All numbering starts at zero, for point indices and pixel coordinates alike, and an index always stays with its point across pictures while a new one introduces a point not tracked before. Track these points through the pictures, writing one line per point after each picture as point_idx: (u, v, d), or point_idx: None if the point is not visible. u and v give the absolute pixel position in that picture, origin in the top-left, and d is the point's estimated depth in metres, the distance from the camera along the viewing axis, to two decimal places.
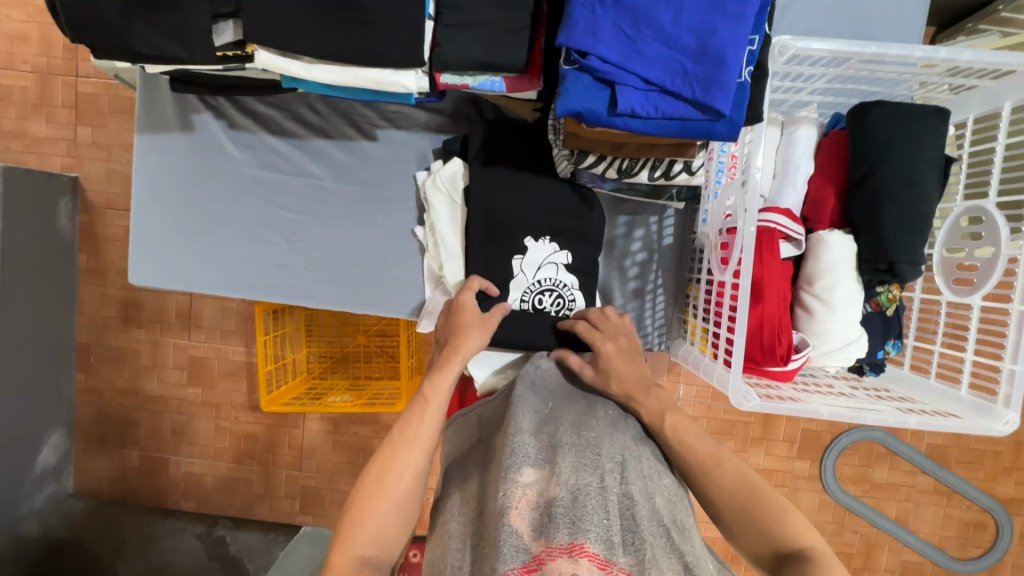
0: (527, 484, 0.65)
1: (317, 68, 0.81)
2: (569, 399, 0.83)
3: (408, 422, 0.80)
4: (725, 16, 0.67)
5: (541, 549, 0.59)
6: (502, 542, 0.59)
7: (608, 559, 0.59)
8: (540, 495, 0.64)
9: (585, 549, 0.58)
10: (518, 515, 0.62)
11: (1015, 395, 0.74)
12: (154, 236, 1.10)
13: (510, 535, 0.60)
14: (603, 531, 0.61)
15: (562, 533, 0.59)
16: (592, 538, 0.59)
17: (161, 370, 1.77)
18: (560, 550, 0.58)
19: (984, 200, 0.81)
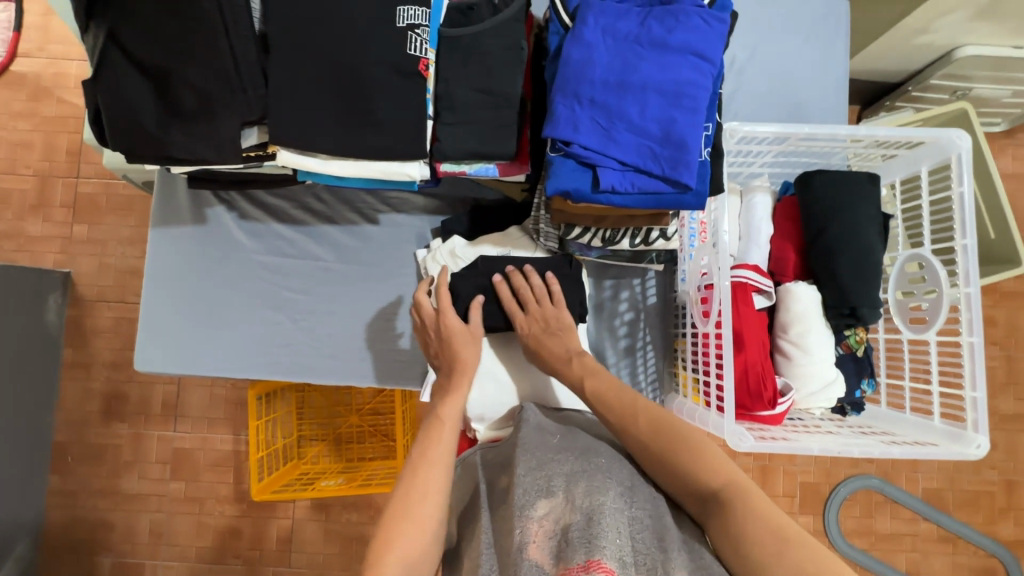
0: (541, 514, 0.67)
1: (331, 163, 0.91)
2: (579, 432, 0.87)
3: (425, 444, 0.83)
4: (683, 109, 0.80)
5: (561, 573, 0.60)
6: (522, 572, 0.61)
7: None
8: (554, 522, 0.66)
9: (602, 565, 0.58)
10: (535, 547, 0.64)
11: (982, 420, 0.82)
12: (158, 323, 1.14)
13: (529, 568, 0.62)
14: (617, 549, 0.61)
15: (578, 555, 0.60)
16: (609, 555, 0.59)
17: (142, 466, 1.71)
18: (577, 568, 0.58)
19: (920, 248, 0.93)
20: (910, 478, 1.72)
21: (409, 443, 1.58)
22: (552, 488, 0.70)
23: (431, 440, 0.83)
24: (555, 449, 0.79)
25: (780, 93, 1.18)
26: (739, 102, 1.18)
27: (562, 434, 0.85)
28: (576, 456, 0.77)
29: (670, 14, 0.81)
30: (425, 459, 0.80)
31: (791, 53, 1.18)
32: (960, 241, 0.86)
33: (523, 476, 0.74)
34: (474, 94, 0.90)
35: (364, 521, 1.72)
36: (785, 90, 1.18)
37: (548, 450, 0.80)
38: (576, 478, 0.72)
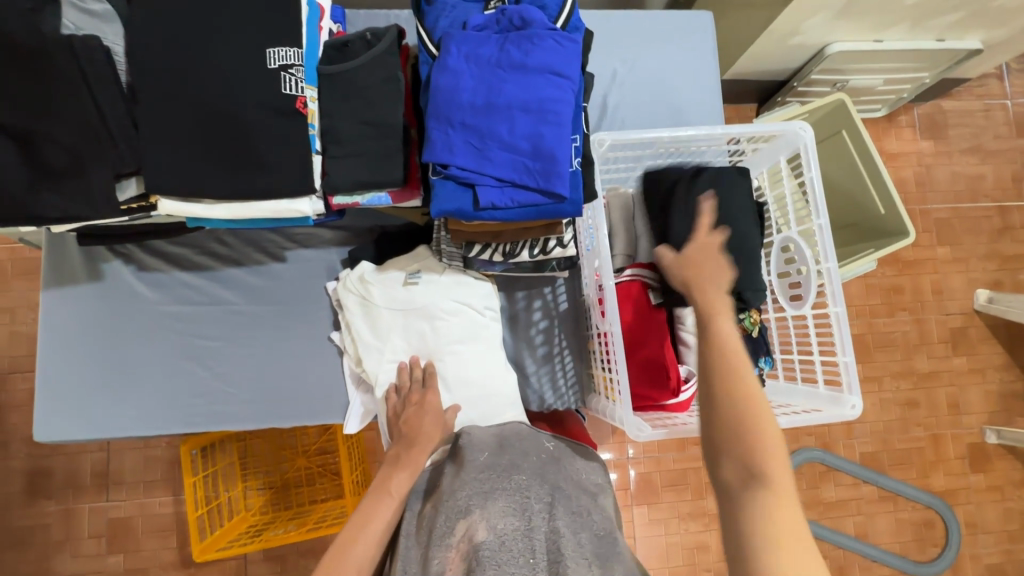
0: (458, 538, 0.71)
1: (217, 207, 0.91)
2: (511, 442, 0.86)
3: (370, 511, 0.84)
4: (548, 124, 0.85)
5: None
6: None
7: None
8: (470, 544, 0.70)
9: None
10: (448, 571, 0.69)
11: (854, 382, 0.89)
12: (62, 390, 1.09)
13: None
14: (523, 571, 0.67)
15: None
16: None
17: (75, 543, 1.61)
18: None
19: (789, 231, 1.01)
20: (849, 445, 1.83)
21: (359, 478, 1.55)
22: (469, 510, 0.72)
23: (388, 487, 0.88)
24: (479, 467, 0.79)
25: (660, 98, 1.26)
26: (624, 112, 1.26)
27: (494, 450, 0.83)
28: (498, 473, 0.78)
29: (525, 38, 0.86)
30: (377, 502, 0.85)
31: (666, 61, 1.27)
32: (817, 221, 0.94)
33: (445, 500, 0.75)
34: (357, 127, 0.93)
35: None
36: (664, 97, 1.26)
37: (474, 467, 0.79)
38: (494, 496, 0.74)
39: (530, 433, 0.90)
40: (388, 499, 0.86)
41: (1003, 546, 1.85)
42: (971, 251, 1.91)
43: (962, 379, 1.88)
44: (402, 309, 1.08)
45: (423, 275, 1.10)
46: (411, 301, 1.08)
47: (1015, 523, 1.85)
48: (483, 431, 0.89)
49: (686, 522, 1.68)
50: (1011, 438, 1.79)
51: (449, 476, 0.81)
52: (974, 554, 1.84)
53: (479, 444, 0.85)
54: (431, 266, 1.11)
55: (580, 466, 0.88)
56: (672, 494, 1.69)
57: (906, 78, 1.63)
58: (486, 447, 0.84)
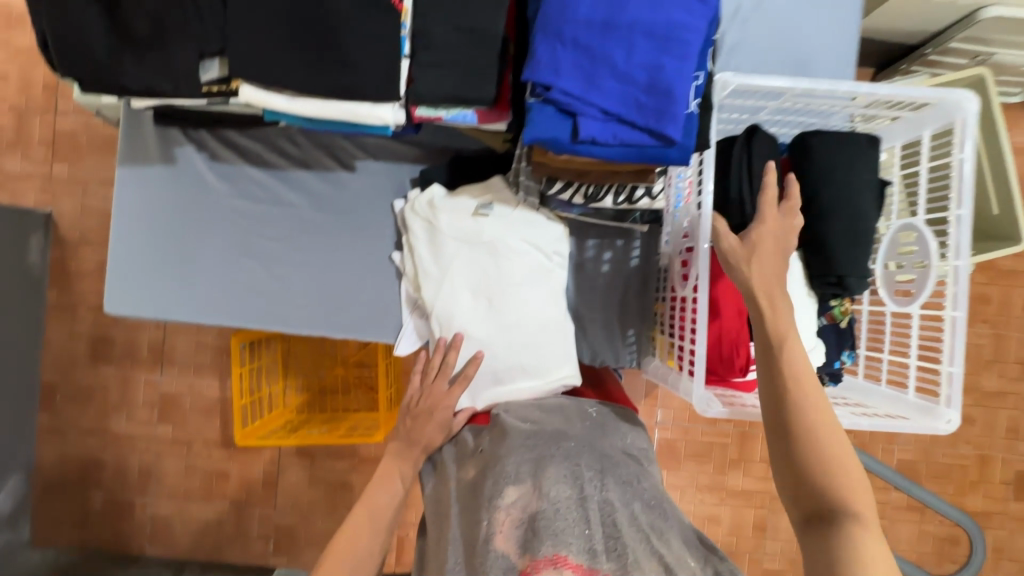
0: (510, 504, 0.66)
1: (298, 101, 0.86)
2: (549, 414, 0.86)
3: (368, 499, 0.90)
4: (672, 55, 0.74)
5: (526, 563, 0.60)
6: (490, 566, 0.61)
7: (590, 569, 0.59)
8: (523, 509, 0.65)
9: (567, 560, 0.58)
10: (503, 538, 0.63)
11: (955, 396, 0.80)
12: (130, 267, 1.11)
13: (498, 560, 0.62)
14: (584, 542, 0.61)
15: (545, 546, 0.59)
16: (575, 550, 0.59)
17: (130, 407, 1.73)
18: (544, 563, 0.58)
19: (914, 218, 0.89)
20: (888, 449, 1.74)
21: (391, 395, 1.59)
22: (520, 476, 0.69)
23: (389, 473, 0.93)
24: (523, 435, 0.77)
25: (785, 44, 1.10)
26: (740, 54, 1.10)
27: (530, 419, 0.84)
28: (543, 441, 0.75)
29: None
30: (380, 488, 0.91)
31: (800, 1, 1.10)
32: (955, 212, 0.82)
33: (492, 467, 0.73)
34: (452, 31, 0.84)
35: (349, 468, 1.75)
36: (788, 43, 1.10)
37: (519, 437, 0.77)
38: (544, 463, 0.70)
39: (571, 404, 0.90)
40: (390, 488, 0.91)
41: None
42: None
43: None
44: (468, 240, 1.04)
45: (495, 208, 1.04)
46: (478, 234, 1.03)
47: None
48: (515, 405, 0.92)
49: (703, 493, 1.67)
50: None
51: (492, 446, 0.79)
52: None
53: (517, 413, 0.87)
54: (505, 199, 1.05)
55: (624, 431, 0.86)
56: (694, 464, 1.67)
57: None
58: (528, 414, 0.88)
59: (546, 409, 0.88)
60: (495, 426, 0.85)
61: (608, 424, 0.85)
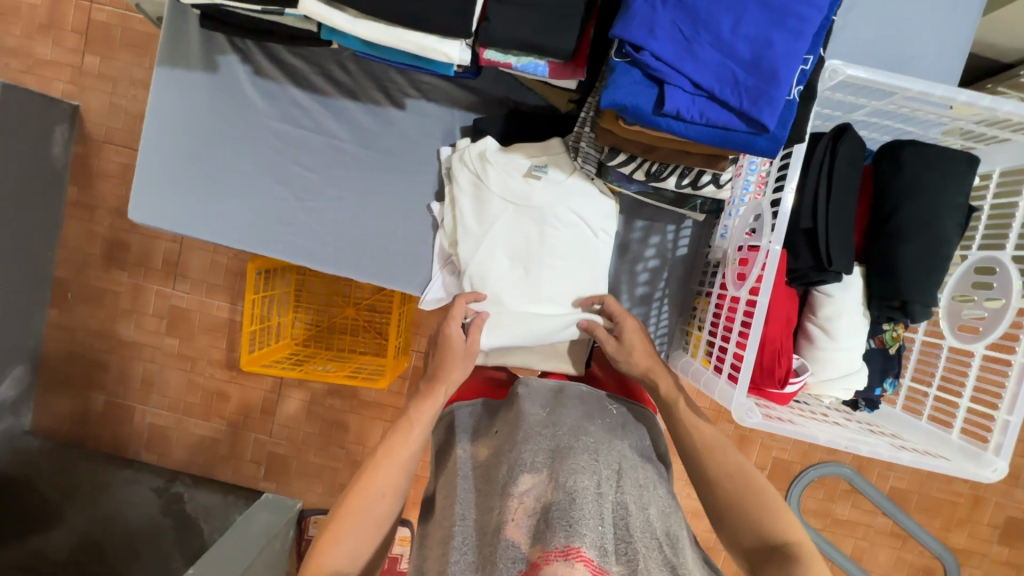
0: (524, 491, 0.62)
1: (361, 23, 0.79)
2: (571, 400, 0.79)
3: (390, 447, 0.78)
4: (783, 31, 0.67)
5: (537, 555, 0.55)
6: (497, 553, 0.57)
7: (602, 566, 0.54)
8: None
9: (581, 553, 0.53)
10: (514, 525, 0.59)
11: (1006, 446, 0.76)
12: (159, 174, 1.06)
13: (506, 547, 0.57)
14: (598, 537, 0.56)
15: (557, 538, 0.55)
16: (588, 543, 0.55)
17: (139, 316, 1.72)
18: (555, 554, 0.53)
19: (1000, 252, 0.83)
20: (884, 475, 1.72)
21: (400, 346, 1.56)
22: (536, 464, 0.65)
23: (410, 422, 0.81)
24: (540, 422, 0.72)
25: (888, 38, 1.00)
26: (837, 45, 1.01)
27: (551, 405, 0.77)
28: (564, 432, 0.70)
29: None
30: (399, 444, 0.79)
31: None
32: None
33: (506, 451, 0.69)
34: None
35: (346, 409, 1.75)
36: (892, 40, 1.00)
37: (537, 423, 0.71)
38: (563, 456, 0.66)
39: (592, 395, 0.82)
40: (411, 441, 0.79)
41: None
42: None
43: None
44: (517, 202, 0.98)
45: (549, 171, 0.98)
46: (528, 197, 0.98)
47: None
48: (541, 380, 0.84)
49: None
50: None
51: (507, 429, 0.74)
52: None
53: (536, 396, 0.79)
54: (561, 164, 0.98)
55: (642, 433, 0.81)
56: None
57: None
58: (548, 398, 0.80)
59: (568, 396, 0.80)
60: (511, 404, 0.80)
61: (628, 424, 0.80)
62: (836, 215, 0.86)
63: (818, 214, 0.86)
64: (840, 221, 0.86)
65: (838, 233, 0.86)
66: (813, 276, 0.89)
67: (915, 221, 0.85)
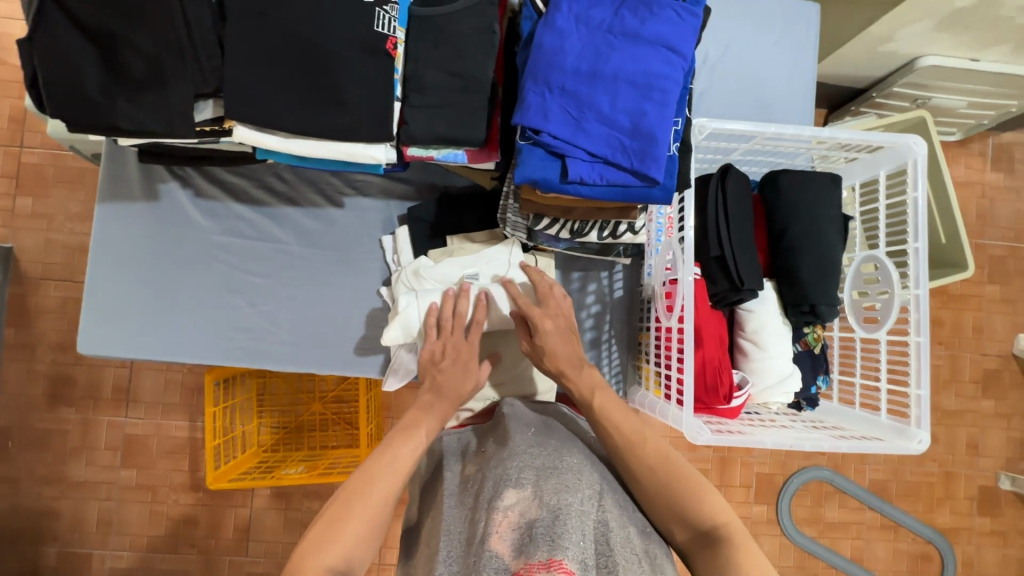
0: (509, 507, 0.66)
1: (292, 141, 0.87)
2: (555, 425, 0.86)
3: (395, 443, 0.76)
4: (653, 102, 0.79)
5: (520, 567, 0.59)
6: (483, 564, 0.61)
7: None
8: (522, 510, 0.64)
9: (562, 565, 0.58)
10: (499, 538, 0.63)
11: (923, 417, 0.86)
12: (106, 305, 1.08)
13: (490, 559, 0.61)
14: (580, 551, 0.60)
15: (541, 550, 0.59)
16: (570, 555, 0.59)
17: (90, 453, 1.63)
18: (538, 566, 0.58)
19: (877, 250, 0.96)
20: (859, 470, 1.79)
21: (373, 431, 1.55)
22: (521, 481, 0.69)
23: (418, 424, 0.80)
24: (528, 443, 0.77)
25: (749, 88, 1.19)
26: (709, 99, 1.19)
27: (537, 426, 0.83)
28: (548, 452, 0.75)
29: (644, 5, 0.80)
30: (405, 439, 0.77)
31: (762, 51, 1.20)
32: (912, 244, 0.89)
33: (493, 469, 0.74)
34: (444, 77, 0.88)
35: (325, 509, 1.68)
36: (753, 89, 1.19)
37: (523, 443, 0.77)
38: (546, 476, 0.71)
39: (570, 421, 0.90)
40: (417, 437, 0.78)
41: None
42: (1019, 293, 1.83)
43: (987, 422, 1.82)
44: None
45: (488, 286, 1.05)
46: None
47: (1012, 569, 1.82)
48: (525, 406, 0.92)
49: None
50: None
51: (494, 449, 0.79)
52: None
53: (523, 417, 0.86)
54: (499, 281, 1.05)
55: None
56: None
57: (994, 104, 1.54)
58: (531, 421, 0.86)
59: (551, 421, 0.86)
60: (500, 428, 0.86)
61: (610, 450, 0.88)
62: (739, 239, 0.98)
63: (721, 241, 0.97)
64: (743, 245, 0.98)
65: (743, 257, 0.97)
66: (732, 296, 0.99)
67: (804, 234, 0.98)
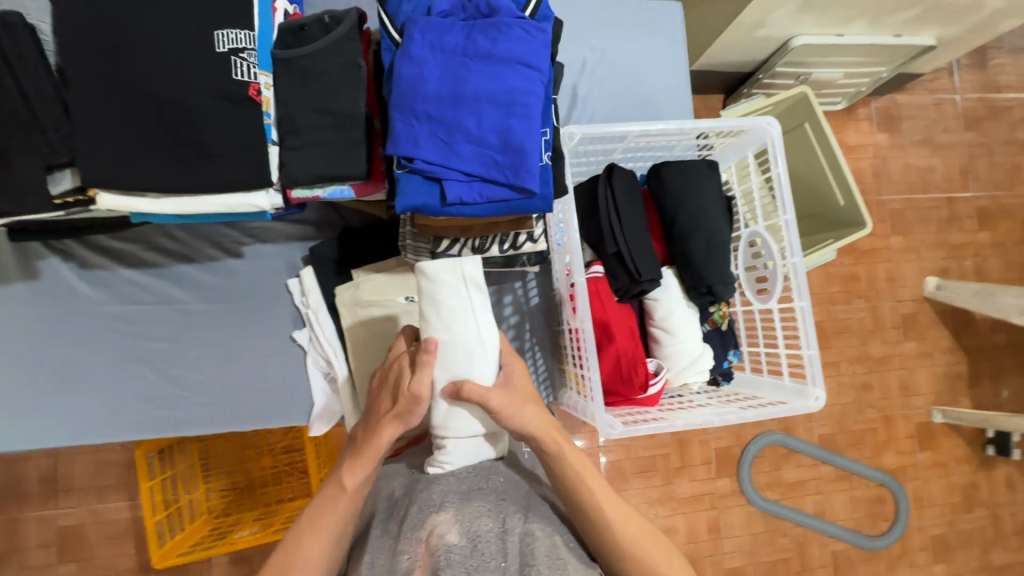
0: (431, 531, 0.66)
1: (164, 201, 0.85)
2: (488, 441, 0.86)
3: (322, 506, 0.75)
4: (517, 117, 0.82)
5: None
6: None
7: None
8: (439, 538, 0.64)
9: None
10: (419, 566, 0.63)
11: (817, 375, 0.92)
12: (0, 397, 1.02)
13: None
14: None
15: None
16: None
17: (21, 555, 1.52)
18: None
19: (756, 226, 1.03)
20: (807, 428, 1.88)
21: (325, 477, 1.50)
22: (443, 503, 0.69)
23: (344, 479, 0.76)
24: (453, 465, 0.77)
25: (630, 88, 1.25)
26: (592, 103, 1.24)
27: (470, 446, 0.83)
28: (473, 474, 0.75)
29: (493, 26, 0.83)
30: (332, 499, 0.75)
31: (635, 51, 1.26)
32: (783, 217, 0.96)
33: (417, 493, 0.73)
34: (315, 115, 0.87)
35: None
36: (633, 88, 1.25)
37: (448, 466, 0.76)
38: (470, 497, 0.71)
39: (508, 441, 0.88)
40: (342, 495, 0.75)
41: (947, 518, 1.94)
42: (920, 240, 1.98)
43: (912, 363, 1.95)
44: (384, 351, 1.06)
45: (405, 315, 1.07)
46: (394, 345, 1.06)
47: (957, 496, 1.95)
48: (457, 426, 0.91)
49: (655, 507, 1.75)
50: (955, 417, 1.87)
51: (421, 472, 0.79)
52: (922, 526, 1.92)
53: (457, 437, 0.86)
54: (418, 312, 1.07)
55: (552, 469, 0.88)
56: (641, 481, 1.76)
57: (864, 72, 1.67)
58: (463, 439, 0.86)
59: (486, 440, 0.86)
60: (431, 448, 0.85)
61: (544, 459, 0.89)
62: (634, 234, 1.01)
63: (614, 237, 1.01)
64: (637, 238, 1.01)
65: (637, 249, 1.01)
66: (634, 288, 1.02)
67: (691, 218, 1.03)
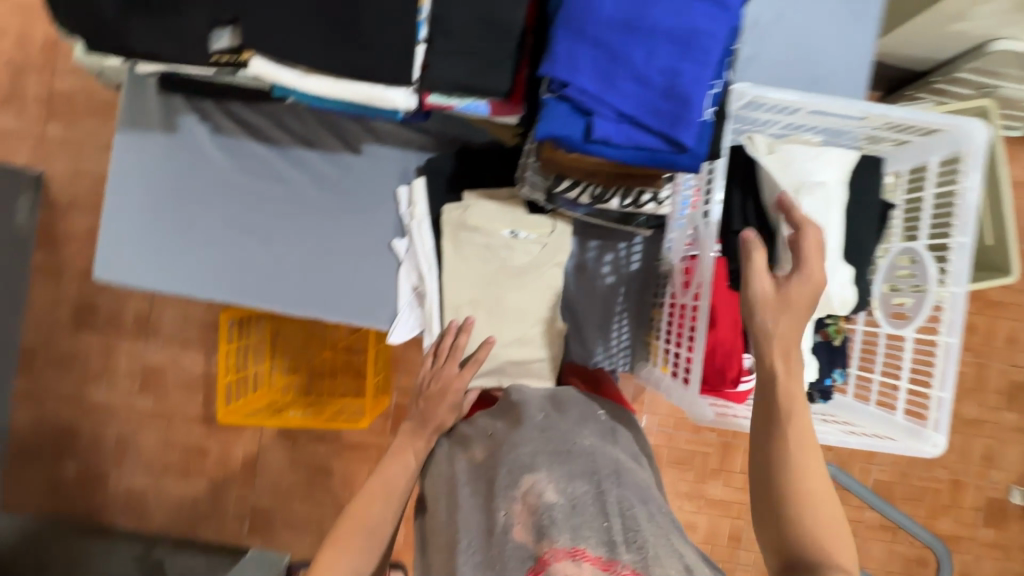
0: (525, 494, 0.65)
1: (309, 78, 0.84)
2: (564, 400, 0.85)
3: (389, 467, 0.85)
4: (691, 62, 0.74)
5: (544, 551, 0.59)
6: (507, 556, 0.61)
7: (610, 561, 0.57)
8: (538, 497, 0.64)
9: (586, 553, 0.58)
10: (520, 527, 0.63)
11: (942, 420, 0.84)
12: (125, 233, 1.09)
13: (514, 548, 0.61)
14: (603, 534, 0.60)
15: (564, 536, 0.59)
16: (593, 542, 0.59)
17: (111, 378, 1.69)
18: (563, 554, 0.58)
19: (916, 243, 0.92)
20: (866, 468, 1.76)
21: (379, 382, 1.57)
22: (536, 466, 0.68)
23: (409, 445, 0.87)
24: (538, 426, 0.75)
25: (803, 58, 1.11)
26: (759, 67, 1.11)
27: (548, 407, 0.82)
28: (557, 435, 0.73)
29: None
30: (394, 463, 0.85)
31: (822, 15, 1.10)
32: (958, 239, 0.85)
33: (504, 452, 0.72)
34: (474, 22, 0.82)
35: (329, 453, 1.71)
36: (807, 58, 1.11)
37: (532, 427, 0.75)
38: (562, 458, 0.69)
39: (582, 398, 0.87)
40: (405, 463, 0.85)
41: None
42: None
43: (1008, 435, 1.75)
44: (477, 280, 1.04)
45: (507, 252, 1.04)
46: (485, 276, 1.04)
47: None
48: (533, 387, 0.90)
49: (682, 500, 1.69)
50: None
51: (505, 431, 0.78)
52: None
53: (534, 400, 0.84)
54: (519, 250, 1.04)
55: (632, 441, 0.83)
56: (672, 471, 1.68)
57: None
58: (542, 401, 0.84)
59: (561, 402, 0.84)
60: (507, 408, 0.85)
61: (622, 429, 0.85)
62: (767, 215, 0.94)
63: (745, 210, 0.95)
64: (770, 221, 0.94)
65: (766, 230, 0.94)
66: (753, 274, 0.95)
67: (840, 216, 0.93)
